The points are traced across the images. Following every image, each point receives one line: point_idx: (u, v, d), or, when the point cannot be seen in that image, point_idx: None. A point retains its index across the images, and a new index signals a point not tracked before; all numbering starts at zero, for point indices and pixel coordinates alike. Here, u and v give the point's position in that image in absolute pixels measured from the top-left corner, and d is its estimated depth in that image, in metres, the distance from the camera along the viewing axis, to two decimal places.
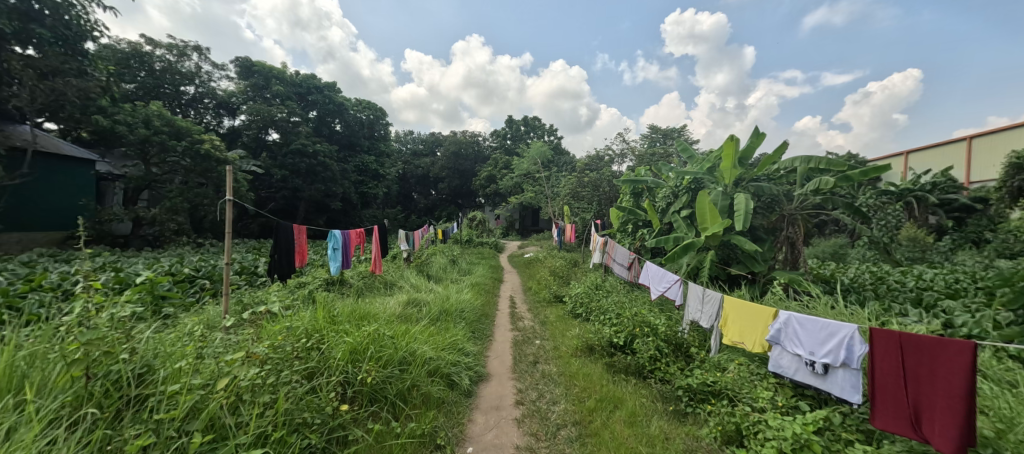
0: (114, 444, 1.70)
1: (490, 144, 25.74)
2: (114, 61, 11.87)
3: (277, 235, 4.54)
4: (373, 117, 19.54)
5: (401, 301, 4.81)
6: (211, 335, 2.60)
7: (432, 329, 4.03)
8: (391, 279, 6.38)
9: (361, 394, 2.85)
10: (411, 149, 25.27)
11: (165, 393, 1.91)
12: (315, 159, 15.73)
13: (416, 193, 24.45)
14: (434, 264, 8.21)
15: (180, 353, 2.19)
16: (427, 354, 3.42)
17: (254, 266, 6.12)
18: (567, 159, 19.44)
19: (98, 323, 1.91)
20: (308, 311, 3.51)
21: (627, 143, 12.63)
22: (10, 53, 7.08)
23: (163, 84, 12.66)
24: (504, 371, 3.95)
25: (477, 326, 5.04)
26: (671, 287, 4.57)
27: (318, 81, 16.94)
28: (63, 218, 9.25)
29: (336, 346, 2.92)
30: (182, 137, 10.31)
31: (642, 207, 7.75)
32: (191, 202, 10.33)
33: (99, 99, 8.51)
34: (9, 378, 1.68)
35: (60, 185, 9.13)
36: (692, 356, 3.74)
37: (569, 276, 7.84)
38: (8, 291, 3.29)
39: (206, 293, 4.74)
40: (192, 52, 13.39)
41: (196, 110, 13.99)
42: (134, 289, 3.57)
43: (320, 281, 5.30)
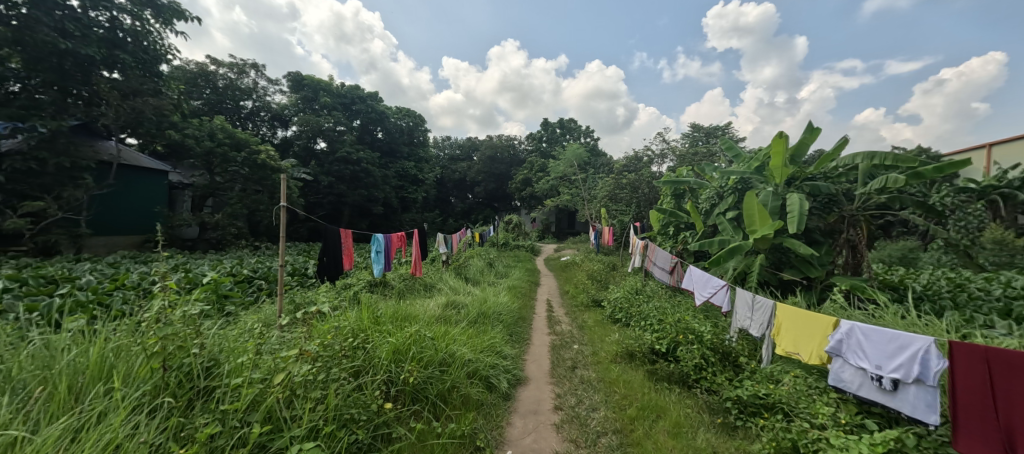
0: (187, 431, 1.87)
1: (527, 148, 25.86)
2: (185, 81, 13.11)
3: (326, 239, 4.81)
4: (412, 124, 20.23)
5: (441, 303, 4.94)
6: (269, 332, 2.80)
7: (471, 331, 4.12)
8: (431, 282, 6.56)
9: (403, 393, 2.96)
10: (449, 154, 25.90)
11: (229, 385, 2.10)
12: (359, 166, 16.48)
13: (455, 197, 24.94)
14: (471, 267, 8.36)
15: (242, 348, 2.37)
16: (466, 356, 3.49)
17: (304, 268, 6.52)
18: (604, 160, 19.13)
19: (172, 319, 2.12)
20: (354, 311, 3.69)
21: (666, 142, 12.28)
22: (99, 77, 8.00)
23: (225, 99, 13.82)
24: (543, 375, 3.95)
25: (515, 329, 5.08)
26: (717, 293, 4.38)
27: (362, 92, 17.78)
28: (142, 224, 10.27)
29: (381, 345, 3.05)
30: (242, 148, 11.19)
31: (684, 209, 7.49)
32: (250, 208, 11.15)
33: (172, 115, 9.40)
34: (99, 367, 1.88)
35: (138, 194, 10.16)
36: (741, 365, 3.56)
37: (608, 280, 7.71)
38: (97, 289, 3.73)
39: (263, 293, 5.11)
40: (250, 69, 14.52)
41: (254, 123, 15.12)
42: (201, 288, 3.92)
43: (364, 283, 5.54)
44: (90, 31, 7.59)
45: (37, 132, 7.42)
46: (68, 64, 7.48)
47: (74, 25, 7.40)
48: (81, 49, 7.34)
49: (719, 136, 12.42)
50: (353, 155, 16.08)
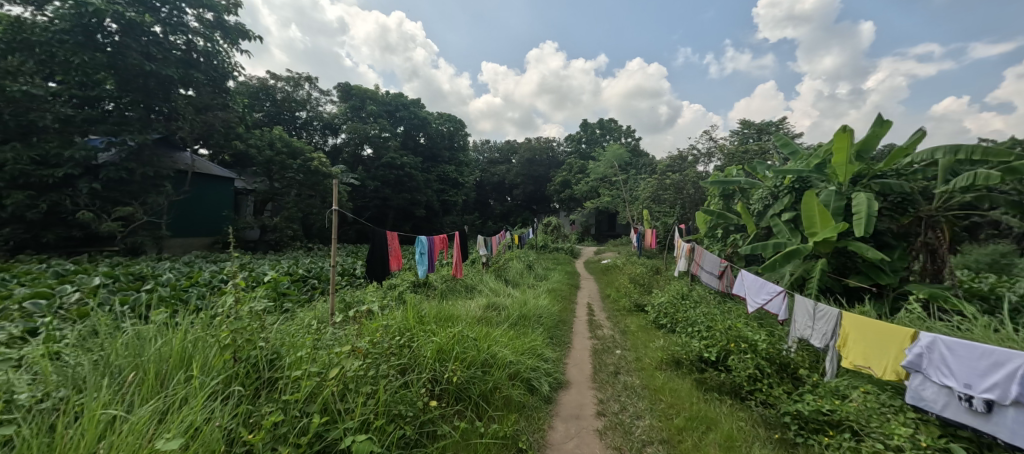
0: (255, 417, 2.03)
1: (566, 150, 25.67)
2: (248, 95, 14.23)
3: (373, 241, 5.00)
4: (453, 129, 20.69)
5: (482, 304, 5.01)
6: (323, 329, 2.97)
7: (512, 333, 4.15)
8: (471, 283, 6.67)
9: (447, 392, 3.02)
10: (488, 157, 26.23)
11: (290, 377, 2.25)
12: (403, 171, 17.10)
13: (494, 200, 25.18)
14: (511, 269, 8.40)
15: (301, 343, 2.54)
16: (507, 357, 3.51)
17: (353, 268, 6.84)
18: (647, 161, 18.54)
19: (241, 314, 2.31)
20: (399, 311, 3.82)
21: (712, 140, 11.71)
22: (177, 94, 8.86)
23: (282, 111, 14.85)
24: (584, 379, 3.90)
25: (555, 332, 5.05)
26: (773, 299, 4.12)
27: (405, 99, 18.43)
28: (213, 227, 11.20)
29: (425, 344, 3.14)
30: (298, 156, 11.93)
31: (733, 210, 7.13)
32: (305, 212, 11.88)
33: (237, 127, 10.21)
34: (180, 356, 2.08)
35: (209, 200, 11.11)
36: (801, 378, 3.32)
37: (652, 285, 7.47)
38: (176, 285, 4.13)
39: (317, 292, 5.43)
40: (305, 82, 15.50)
41: (308, 132, 16.11)
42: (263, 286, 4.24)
43: (408, 283, 5.72)
44: (169, 54, 8.44)
45: (127, 145, 8.35)
46: (151, 84, 8.33)
47: (157, 49, 8.25)
48: (162, 70, 8.16)
49: (773, 132, 11.66)
50: (398, 160, 16.68)
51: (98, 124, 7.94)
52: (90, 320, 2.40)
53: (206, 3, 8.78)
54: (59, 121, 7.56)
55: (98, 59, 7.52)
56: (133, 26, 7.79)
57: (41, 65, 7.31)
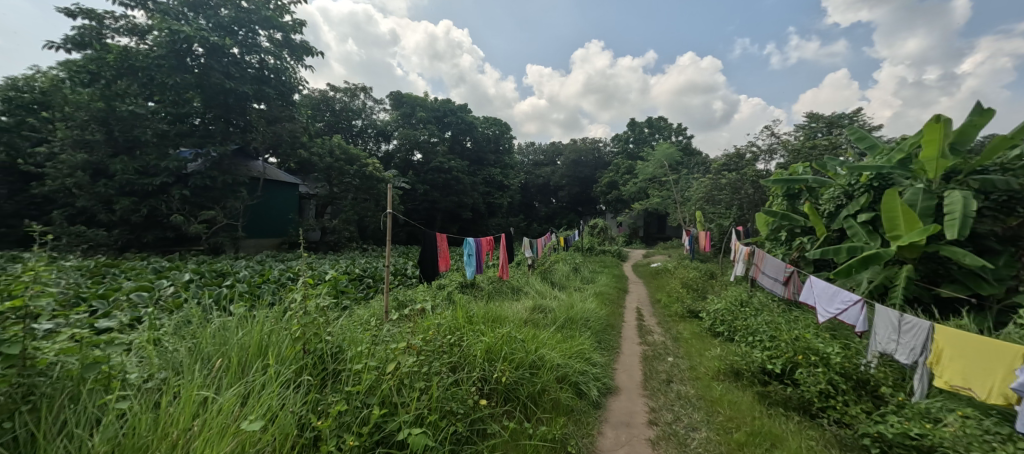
0: (322, 405, 2.18)
1: (613, 150, 25.10)
2: (311, 107, 15.30)
3: (424, 243, 5.15)
4: (499, 133, 20.97)
5: (528, 306, 5.03)
6: (380, 326, 3.13)
7: (560, 336, 4.13)
8: (518, 285, 6.71)
9: (496, 392, 3.05)
10: (533, 160, 26.31)
11: (352, 370, 2.39)
12: (450, 174, 17.59)
13: (539, 202, 25.20)
14: (556, 272, 8.33)
15: (361, 338, 2.69)
16: (555, 360, 3.51)
17: (405, 268, 7.12)
18: (699, 159, 17.66)
19: (309, 309, 2.49)
20: (449, 310, 3.92)
21: (774, 136, 10.92)
22: (251, 108, 9.71)
23: (340, 120, 15.84)
24: (634, 386, 3.79)
25: (603, 336, 4.95)
26: (848, 309, 3.77)
27: (453, 105, 18.93)
28: (279, 229, 12.18)
29: (475, 344, 3.20)
30: (354, 162, 12.63)
31: (799, 211, 6.61)
32: (360, 215, 12.57)
33: (302, 136, 10.98)
34: (258, 347, 2.27)
35: (276, 204, 12.06)
36: (882, 397, 3.01)
37: (707, 290, 7.10)
38: (250, 282, 4.53)
39: (372, 290, 5.71)
40: (360, 92, 16.41)
41: (363, 139, 17.01)
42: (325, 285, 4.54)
43: (456, 284, 5.85)
44: (245, 72, 9.29)
45: (210, 155, 9.29)
46: (230, 100, 9.18)
47: (235, 68, 9.13)
48: (239, 87, 9.00)
49: (845, 126, 10.64)
50: (445, 164, 17.19)
51: (186, 137, 8.91)
52: (182, 311, 2.68)
53: (276, 24, 9.58)
54: (157, 136, 8.56)
55: (187, 79, 8.45)
56: (216, 48, 8.67)
57: (143, 87, 8.36)
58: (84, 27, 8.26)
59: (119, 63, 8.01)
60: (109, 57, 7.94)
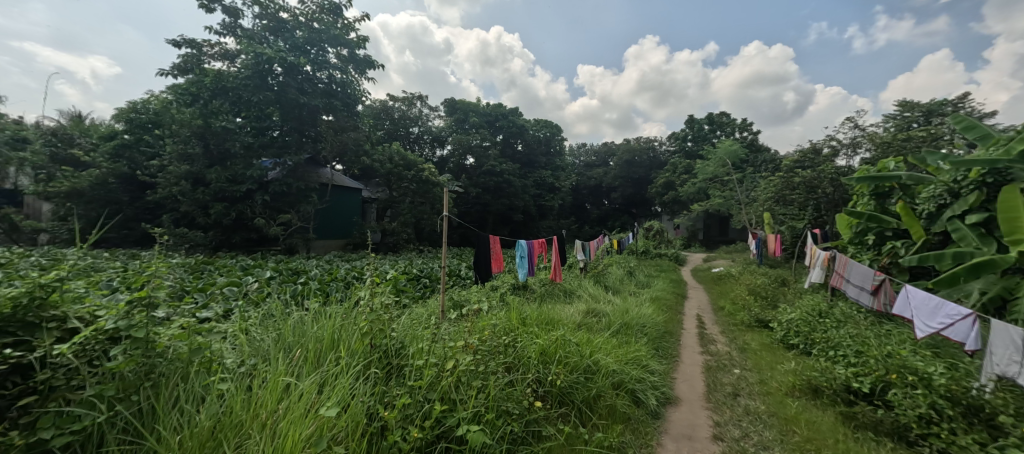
0: (386, 397, 2.29)
1: (669, 149, 24.07)
2: (373, 116, 16.28)
3: (478, 245, 5.25)
4: (550, 135, 20.96)
5: (581, 310, 4.97)
6: (438, 324, 3.24)
7: (615, 341, 4.03)
8: (570, 288, 6.63)
9: (550, 394, 3.03)
10: (584, 161, 26.00)
11: (414, 366, 2.51)
12: (501, 177, 17.86)
13: (591, 204, 24.86)
14: (610, 276, 8.12)
15: (421, 336, 2.80)
16: (611, 366, 3.43)
17: (459, 269, 7.32)
18: (767, 156, 16.39)
19: (375, 307, 2.64)
20: (503, 312, 3.98)
21: (857, 129, 9.86)
22: (322, 120, 10.52)
23: (398, 128, 16.71)
24: (696, 397, 3.59)
25: (661, 343, 4.74)
26: (955, 324, 3.31)
27: (505, 109, 19.21)
28: (344, 231, 13.06)
29: (529, 346, 3.21)
30: (412, 167, 13.21)
31: (890, 212, 5.92)
32: (417, 217, 13.14)
33: (366, 145, 11.70)
34: (331, 340, 2.45)
35: (342, 208, 12.94)
36: (1001, 428, 2.60)
37: (778, 299, 6.56)
38: (320, 279, 4.90)
39: (428, 290, 5.94)
40: (417, 100, 17.19)
41: (420, 145, 17.79)
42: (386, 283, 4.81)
43: (508, 286, 5.90)
44: (316, 87, 10.08)
45: (287, 164, 10.18)
46: (304, 114, 10.00)
47: (308, 84, 9.92)
48: (312, 101, 9.79)
49: (946, 115, 9.35)
50: (497, 167, 17.49)
51: (267, 148, 9.85)
52: (265, 305, 2.96)
53: (343, 41, 10.32)
54: (244, 148, 9.57)
55: (268, 97, 9.36)
56: (293, 67, 9.50)
57: (232, 105, 9.36)
58: (187, 55, 9.42)
59: (214, 84, 9.04)
60: (206, 80, 8.99)
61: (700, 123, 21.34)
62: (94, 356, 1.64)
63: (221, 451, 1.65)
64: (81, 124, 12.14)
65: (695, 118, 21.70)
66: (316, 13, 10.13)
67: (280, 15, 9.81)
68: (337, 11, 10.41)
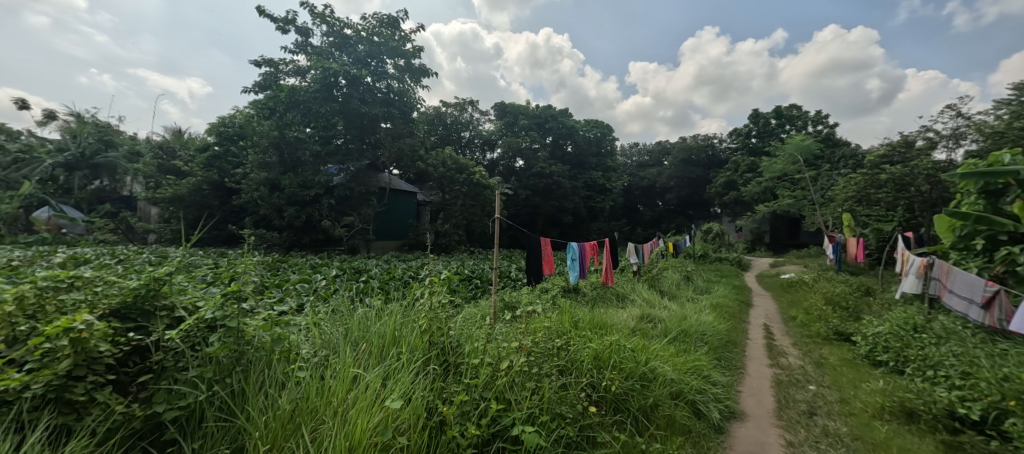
0: (444, 394, 2.36)
1: (730, 146, 22.67)
2: (427, 122, 16.95)
3: (529, 247, 5.24)
4: (600, 135, 20.57)
5: (636, 315, 4.81)
6: (492, 324, 3.29)
7: (673, 349, 3.86)
8: (623, 292, 6.46)
9: (605, 400, 2.96)
10: (637, 161, 25.25)
11: (470, 365, 2.56)
12: (551, 179, 17.81)
13: (644, 205, 24.08)
14: (666, 280, 7.79)
15: (475, 336, 2.86)
16: (668, 374, 3.29)
17: (510, 271, 7.38)
18: (846, 151, 14.89)
19: (433, 305, 2.73)
20: (555, 314, 3.97)
21: (958, 117, 8.66)
22: (381, 128, 11.09)
23: (450, 132, 17.29)
24: (765, 414, 3.34)
25: (723, 353, 4.47)
26: None
27: (554, 110, 19.18)
28: (400, 232, 13.69)
29: (583, 349, 3.16)
30: (464, 170, 13.54)
31: (1004, 213, 5.12)
32: (468, 219, 13.45)
33: (421, 150, 12.17)
34: (391, 338, 2.56)
35: (398, 210, 13.58)
36: None
37: (861, 310, 5.92)
38: (378, 278, 5.18)
39: (480, 290, 6.05)
40: (469, 105, 17.65)
41: (471, 149, 18.26)
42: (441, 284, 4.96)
43: (559, 288, 5.84)
44: (376, 97, 10.61)
45: (349, 170, 10.85)
46: (365, 122, 10.60)
47: (369, 94, 10.48)
48: (372, 110, 10.36)
49: None
50: (547, 169, 17.46)
51: (333, 155, 10.57)
52: (333, 301, 3.17)
53: (400, 52, 10.82)
54: (313, 156, 10.33)
55: (334, 108, 10.04)
56: (356, 80, 10.11)
57: (304, 117, 10.13)
58: (266, 73, 10.37)
59: (288, 99, 9.84)
60: (281, 95, 9.80)
61: (766, 117, 19.84)
62: (197, 342, 1.84)
63: (299, 434, 1.78)
64: (180, 138, 13.84)
65: (760, 112, 20.18)
66: (377, 27, 10.73)
67: (345, 31, 10.48)
68: (395, 24, 10.92)
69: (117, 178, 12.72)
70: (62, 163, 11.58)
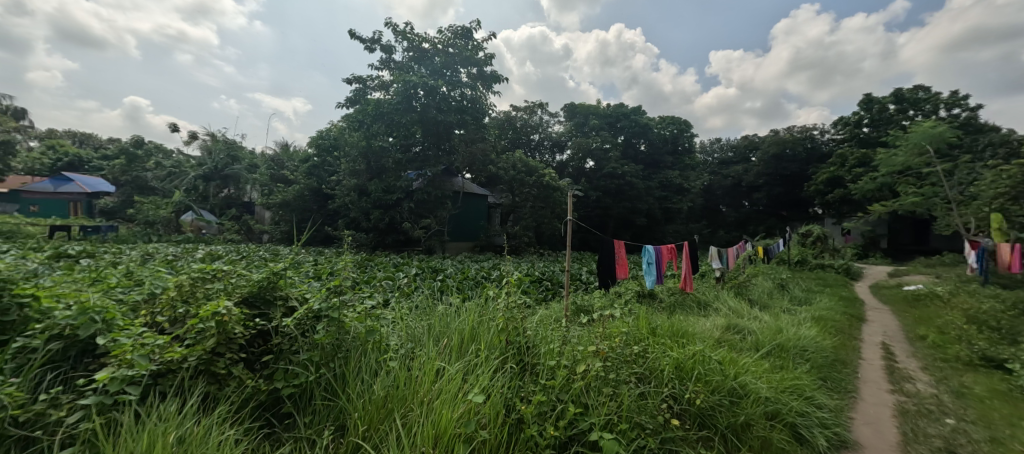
0: (521, 392, 2.38)
1: (833, 138, 20.04)
2: (498, 127, 17.42)
3: (601, 250, 5.07)
4: (677, 131, 19.48)
5: (721, 325, 4.46)
6: (567, 326, 3.26)
7: (767, 364, 3.51)
8: (705, 300, 6.01)
9: (688, 414, 2.75)
10: (719, 158, 23.48)
11: (546, 366, 2.56)
12: (623, 179, 17.22)
13: (727, 206, 22.30)
14: (756, 289, 7.09)
15: (551, 338, 2.85)
16: (763, 392, 2.99)
17: (581, 274, 7.24)
18: (993, 139, 12.33)
19: (510, 305, 2.79)
20: (632, 319, 3.83)
21: None
22: (457, 134, 11.56)
23: (520, 136, 17.61)
24: (886, 447, 2.88)
25: (829, 372, 3.95)
26: None
27: (626, 108, 18.59)
28: (471, 234, 14.25)
29: (663, 358, 3.01)
30: (534, 173, 13.58)
31: None
32: (538, 221, 13.48)
33: (492, 155, 12.43)
34: (470, 336, 2.65)
35: (470, 213, 14.17)
36: None
37: (1021, 333, 4.86)
38: (453, 278, 5.42)
39: (551, 292, 6.02)
40: (539, 108, 17.80)
41: (540, 152, 18.38)
42: (513, 284, 5.04)
43: (634, 293, 5.60)
44: (451, 105, 11.06)
45: (427, 175, 11.46)
46: (441, 130, 11.13)
47: (445, 103, 10.98)
48: (447, 118, 10.83)
49: None
50: (619, 170, 16.91)
51: (413, 162, 11.25)
52: (415, 297, 3.38)
53: (474, 61, 11.23)
54: (396, 163, 11.14)
55: (413, 118, 10.67)
56: (433, 90, 10.63)
57: (388, 127, 10.91)
58: (357, 89, 11.37)
59: (374, 111, 10.65)
60: (368, 108, 10.64)
61: (882, 102, 17.16)
62: (307, 329, 2.09)
63: (390, 419, 1.91)
64: (287, 150, 15.78)
65: (873, 97, 17.55)
66: (452, 39, 11.21)
67: (423, 45, 11.13)
68: (469, 35, 11.31)
69: (240, 187, 14.88)
70: (201, 175, 13.91)
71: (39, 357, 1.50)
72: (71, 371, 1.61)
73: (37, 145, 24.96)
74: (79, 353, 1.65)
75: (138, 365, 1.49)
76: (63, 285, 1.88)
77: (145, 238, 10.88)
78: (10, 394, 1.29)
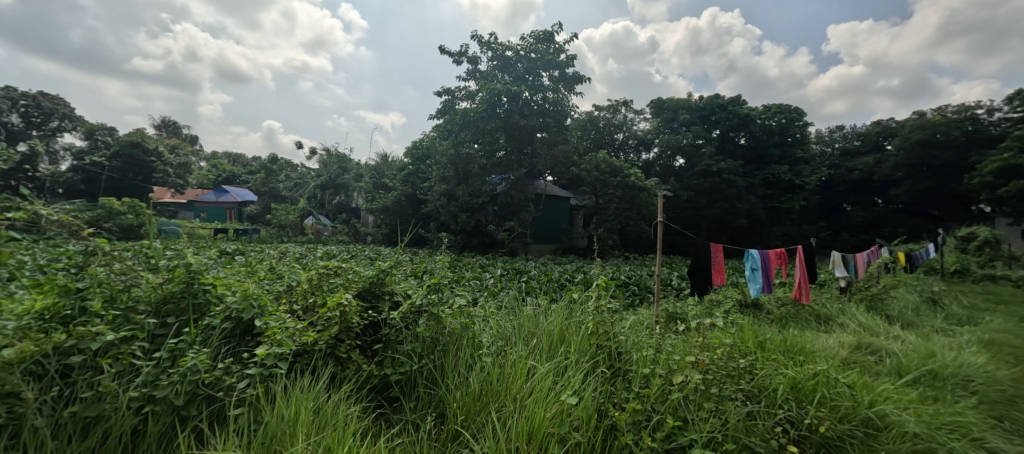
0: (614, 399, 2.30)
1: (1004, 117, 16.14)
2: (581, 128, 17.23)
3: (696, 254, 4.68)
4: (785, 121, 17.42)
5: (848, 343, 3.85)
6: (661, 334, 3.09)
7: (913, 393, 2.94)
8: (827, 314, 5.24)
9: (810, 441, 2.38)
10: (841, 149, 20.39)
11: (640, 374, 2.44)
12: (719, 177, 15.92)
13: (853, 204, 19.23)
14: (896, 304, 5.95)
15: (644, 344, 2.71)
16: (909, 424, 2.51)
17: (672, 280, 6.80)
18: None
19: (601, 309, 2.73)
20: (735, 331, 3.50)
21: None
22: (540, 138, 11.67)
23: (603, 135, 17.25)
24: None
25: (1006, 409, 3.17)
26: None
27: (723, 100, 17.10)
28: (555, 236, 14.37)
29: (775, 376, 2.68)
30: (618, 173, 12.77)
31: None
32: (623, 223, 12.91)
33: (575, 157, 12.29)
34: (559, 338, 2.65)
35: (554, 215, 14.37)
36: None
37: None
38: (537, 279, 5.48)
39: (638, 298, 5.75)
40: (623, 106, 17.23)
41: (625, 151, 17.71)
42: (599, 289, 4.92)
43: (734, 302, 5.05)
44: (533, 109, 11.21)
45: (510, 179, 11.71)
46: (524, 133, 11.33)
47: (527, 108, 11.16)
48: (530, 122, 11.00)
49: None
50: (714, 167, 15.58)
51: (497, 167, 11.62)
52: (504, 298, 3.48)
53: (556, 64, 11.26)
54: (482, 168, 11.63)
55: (496, 124, 11.04)
56: (516, 96, 10.89)
57: (473, 134, 11.47)
58: (446, 100, 12.10)
59: (462, 120, 11.27)
60: (456, 118, 11.29)
61: None
62: (411, 322, 2.27)
63: (486, 413, 1.98)
64: (386, 160, 17.34)
65: None
66: (534, 44, 11.34)
67: (506, 53, 11.43)
68: (550, 37, 11.37)
69: (349, 195, 16.73)
70: (319, 185, 15.96)
71: (217, 333, 1.85)
72: (237, 346, 1.95)
73: (205, 164, 30.96)
74: (242, 332, 1.99)
75: (285, 344, 1.75)
76: (230, 276, 2.30)
77: (279, 239, 12.90)
78: (202, 360, 1.61)
